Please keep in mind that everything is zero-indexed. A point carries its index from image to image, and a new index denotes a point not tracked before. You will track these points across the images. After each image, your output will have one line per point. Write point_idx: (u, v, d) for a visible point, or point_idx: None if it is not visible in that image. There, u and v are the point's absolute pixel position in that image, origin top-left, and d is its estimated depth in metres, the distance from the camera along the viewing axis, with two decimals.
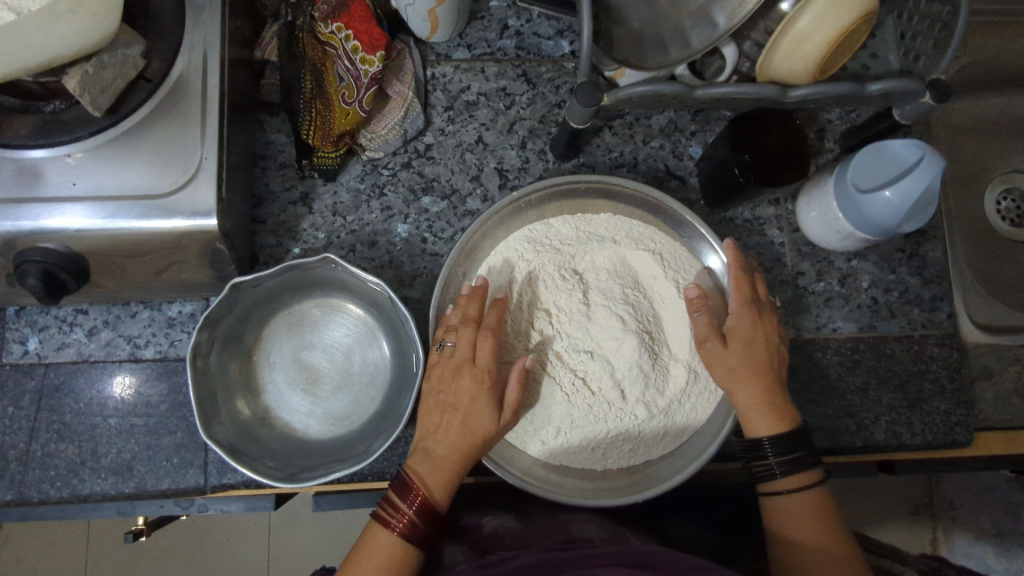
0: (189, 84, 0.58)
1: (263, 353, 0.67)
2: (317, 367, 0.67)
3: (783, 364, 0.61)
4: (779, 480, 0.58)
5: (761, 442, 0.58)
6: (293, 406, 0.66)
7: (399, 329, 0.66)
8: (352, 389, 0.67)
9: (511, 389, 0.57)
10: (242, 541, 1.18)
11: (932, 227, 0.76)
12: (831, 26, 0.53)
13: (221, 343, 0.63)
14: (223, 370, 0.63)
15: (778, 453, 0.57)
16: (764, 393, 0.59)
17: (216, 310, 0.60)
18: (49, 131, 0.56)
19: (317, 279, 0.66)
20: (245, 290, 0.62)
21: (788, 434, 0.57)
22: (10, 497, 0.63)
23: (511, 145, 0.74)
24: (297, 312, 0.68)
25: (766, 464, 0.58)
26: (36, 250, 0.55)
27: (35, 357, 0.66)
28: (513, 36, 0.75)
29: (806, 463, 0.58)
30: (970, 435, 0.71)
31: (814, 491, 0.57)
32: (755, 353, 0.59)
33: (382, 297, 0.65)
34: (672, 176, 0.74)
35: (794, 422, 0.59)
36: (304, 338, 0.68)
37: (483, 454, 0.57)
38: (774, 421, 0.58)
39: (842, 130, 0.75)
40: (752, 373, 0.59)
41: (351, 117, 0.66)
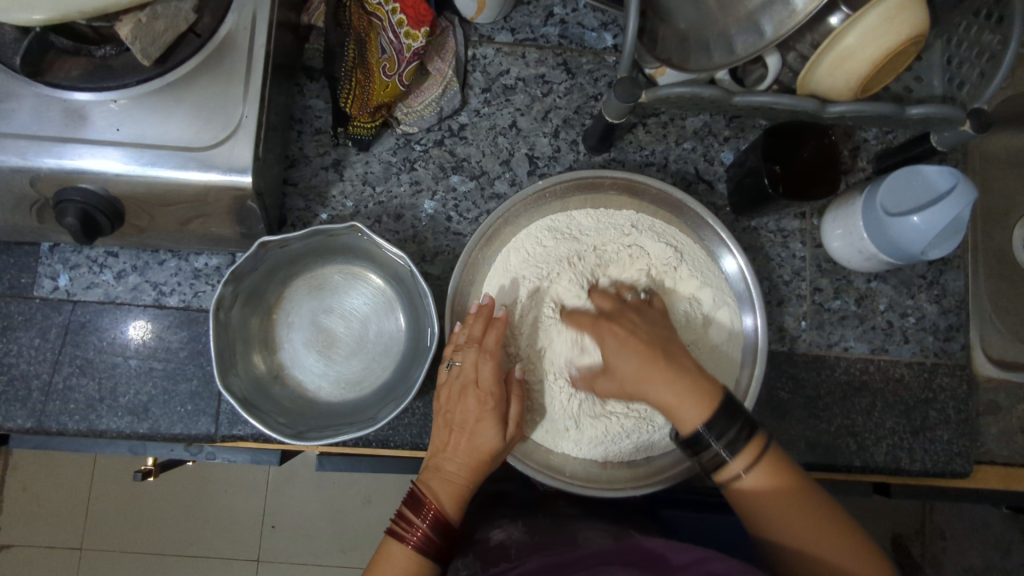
0: (235, 42, 0.59)
1: (283, 313, 0.69)
2: (332, 330, 0.69)
3: (673, 345, 0.55)
4: (731, 464, 0.52)
5: (698, 434, 0.52)
6: (305, 365, 0.67)
7: (416, 303, 0.66)
8: (364, 356, 0.68)
9: (512, 404, 0.59)
10: (241, 491, 1.22)
11: (957, 256, 0.76)
12: (880, 43, 0.53)
13: (244, 299, 0.64)
14: (243, 324, 0.65)
15: (718, 438, 0.51)
16: (670, 378, 0.52)
17: (243, 266, 0.61)
18: (98, 75, 0.57)
19: (342, 246, 0.67)
20: (271, 248, 0.63)
21: (716, 418, 0.51)
22: (29, 425, 0.65)
23: (544, 133, 0.74)
24: (319, 276, 0.70)
25: (712, 454, 0.52)
26: (75, 190, 0.57)
27: (64, 293, 0.68)
28: (557, 24, 0.75)
29: (746, 436, 0.52)
30: (969, 467, 0.71)
31: (767, 453, 0.52)
32: (631, 355, 0.54)
33: (402, 269, 0.66)
34: (700, 179, 0.74)
35: (717, 395, 0.52)
36: (323, 301, 0.69)
37: (492, 469, 0.59)
38: (698, 404, 0.52)
39: (877, 150, 0.75)
40: (645, 362, 0.53)
41: (390, 90, 0.68)
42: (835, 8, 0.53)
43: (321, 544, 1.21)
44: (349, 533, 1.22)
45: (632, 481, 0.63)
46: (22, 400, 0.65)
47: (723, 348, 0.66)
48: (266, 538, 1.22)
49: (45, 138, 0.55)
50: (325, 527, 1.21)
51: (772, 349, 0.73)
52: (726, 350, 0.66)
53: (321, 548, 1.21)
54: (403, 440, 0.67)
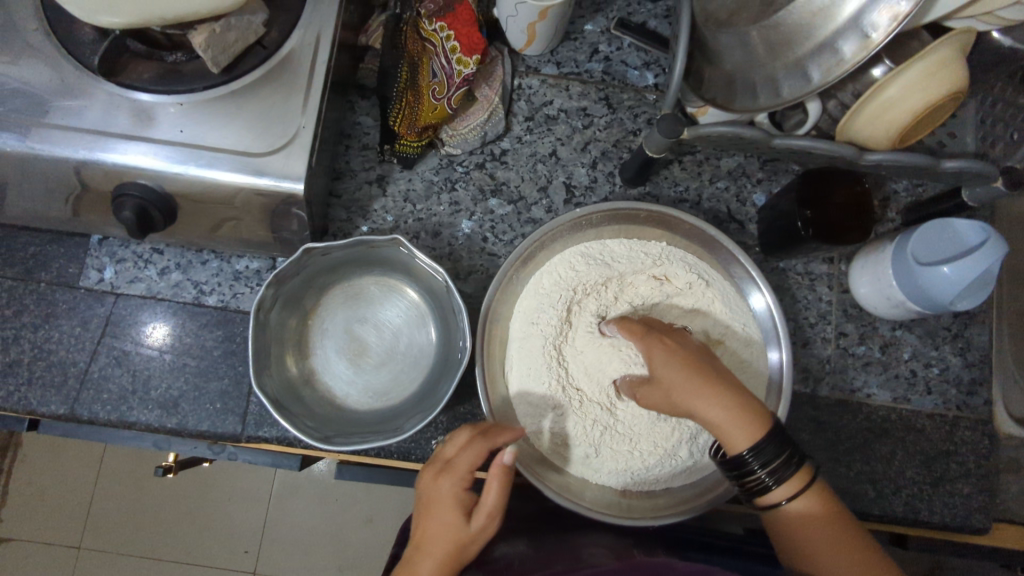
0: (299, 57, 0.62)
1: (317, 320, 0.70)
2: (366, 341, 0.70)
3: (716, 363, 0.54)
4: (775, 490, 0.52)
5: (744, 458, 0.51)
6: (336, 373, 0.69)
7: (449, 319, 0.68)
8: (393, 367, 0.69)
9: (489, 494, 0.51)
10: (247, 499, 1.22)
11: (982, 311, 0.77)
12: (920, 96, 0.55)
13: (283, 302, 0.66)
14: (280, 327, 0.66)
15: (763, 463, 0.51)
16: (722, 395, 0.51)
17: (286, 270, 0.63)
18: (167, 79, 0.60)
19: (382, 258, 0.69)
20: (315, 255, 0.65)
21: (766, 440, 0.51)
22: (61, 412, 0.66)
23: (582, 163, 0.76)
24: (356, 286, 0.71)
25: (755, 479, 0.52)
26: (133, 185, 0.59)
27: (108, 286, 0.70)
28: (601, 60, 0.78)
29: (795, 463, 0.52)
30: (988, 523, 0.71)
31: (812, 484, 0.53)
32: (680, 370, 0.52)
33: (438, 284, 0.67)
34: (732, 219, 0.76)
35: (767, 417, 0.52)
36: (359, 311, 0.71)
37: None
38: (749, 422, 0.51)
39: (907, 202, 0.76)
40: (696, 381, 0.52)
41: (438, 112, 0.70)
42: (879, 60, 0.57)
43: (322, 560, 1.20)
44: (351, 551, 1.21)
45: (652, 510, 0.63)
46: (57, 386, 0.66)
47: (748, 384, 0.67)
48: (267, 549, 1.21)
49: (111, 134, 0.58)
50: (328, 544, 1.21)
51: (795, 390, 0.73)
52: (752, 386, 0.67)
53: (322, 564, 1.20)
54: (425, 453, 0.68)
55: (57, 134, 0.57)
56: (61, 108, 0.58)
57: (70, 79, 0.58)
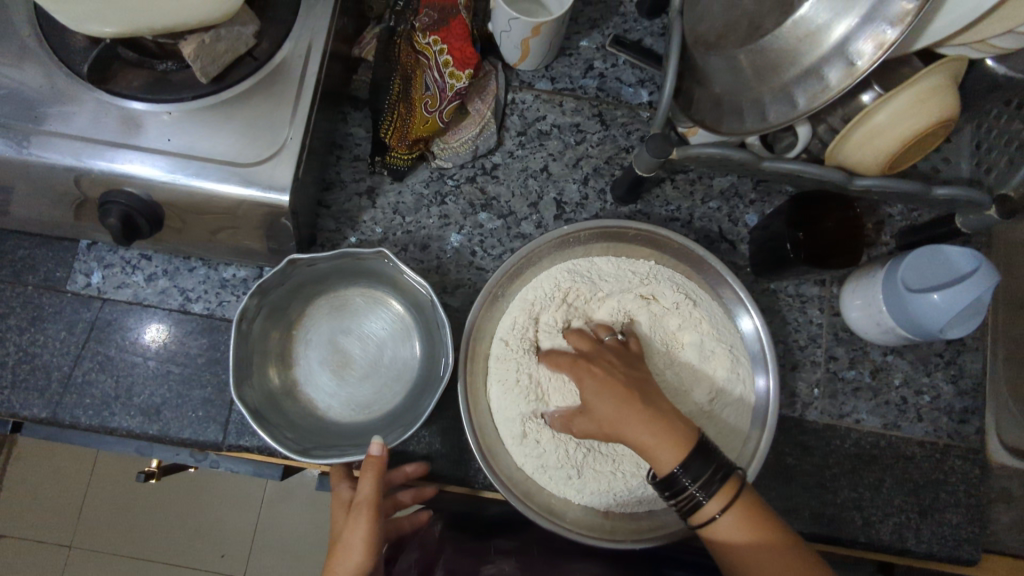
0: (289, 69, 0.62)
1: (302, 330, 0.70)
2: (349, 352, 0.70)
3: (645, 385, 0.56)
4: (706, 506, 0.51)
5: (675, 476, 0.51)
6: (319, 385, 0.68)
7: (434, 333, 0.67)
8: (376, 380, 0.69)
9: (363, 484, 0.56)
10: (236, 503, 1.22)
11: (975, 338, 0.76)
12: (909, 123, 0.54)
13: (267, 311, 0.66)
14: (263, 336, 0.66)
15: (694, 478, 0.51)
16: (649, 420, 0.52)
17: (271, 279, 0.63)
18: (157, 88, 0.60)
19: (369, 271, 0.69)
20: (300, 265, 0.65)
21: (691, 458, 0.51)
22: (43, 416, 0.66)
23: (574, 179, 0.76)
24: (342, 296, 0.71)
25: (688, 496, 0.51)
26: (121, 193, 0.59)
27: (95, 290, 0.70)
28: (596, 76, 0.78)
29: (721, 477, 0.52)
30: (977, 555, 0.70)
31: (742, 494, 0.52)
32: (611, 398, 0.54)
33: (424, 298, 0.67)
34: (724, 239, 0.75)
35: (692, 435, 0.52)
36: (343, 322, 0.71)
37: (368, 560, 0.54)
38: (672, 442, 0.51)
39: (901, 226, 0.75)
40: (621, 406, 0.53)
41: (429, 125, 0.70)
42: (868, 86, 0.56)
43: (310, 567, 1.20)
44: None
45: (637, 533, 0.63)
46: (40, 390, 0.67)
47: (735, 407, 0.66)
48: (256, 554, 1.21)
49: (99, 142, 0.58)
50: (316, 551, 1.20)
51: (783, 414, 0.73)
52: (738, 410, 0.66)
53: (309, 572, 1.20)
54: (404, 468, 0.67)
55: (46, 141, 0.57)
56: (53, 116, 0.58)
57: (61, 86, 0.59)
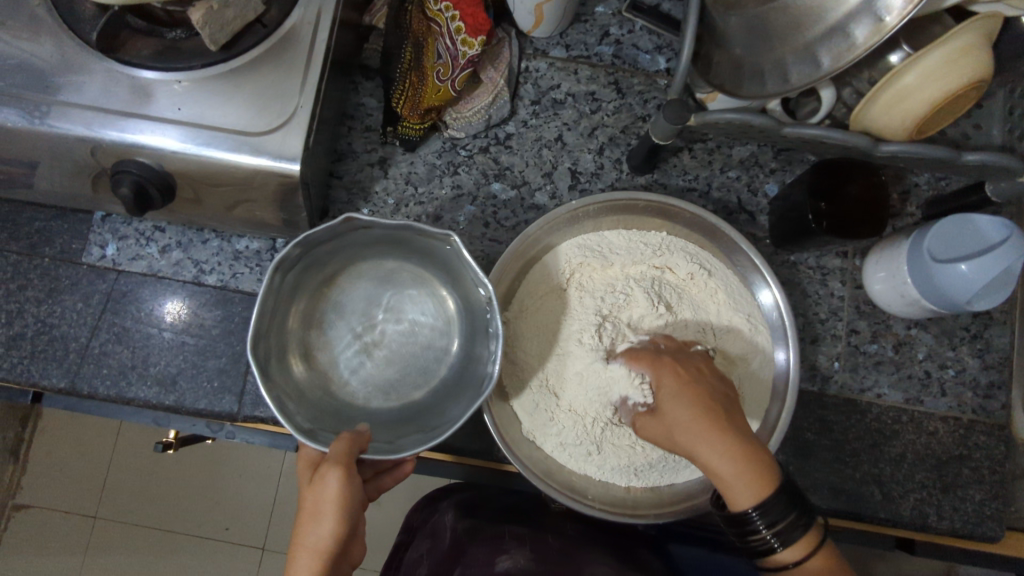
0: (298, 36, 0.61)
1: (335, 291, 0.68)
2: (380, 327, 0.68)
3: (732, 406, 0.51)
4: (782, 552, 0.48)
5: (749, 516, 0.47)
6: (339, 346, 0.67)
7: (476, 344, 0.65)
8: (401, 368, 0.67)
9: (335, 446, 0.52)
10: (255, 477, 1.23)
11: (1003, 311, 0.73)
12: (938, 84, 0.52)
13: (302, 268, 0.63)
14: (294, 292, 0.64)
15: (769, 523, 0.47)
16: (732, 447, 0.48)
17: (319, 236, 0.60)
18: (166, 56, 0.60)
19: (421, 248, 0.65)
20: (354, 229, 0.62)
21: (771, 500, 0.47)
22: (62, 385, 0.67)
23: (589, 149, 0.74)
24: (387, 267, 0.69)
25: (762, 539, 0.48)
26: (132, 163, 0.59)
27: (110, 262, 0.70)
28: (612, 43, 0.76)
29: (802, 526, 0.48)
30: (1001, 532, 0.68)
31: (824, 548, 0.48)
32: (692, 416, 0.49)
33: (479, 303, 0.64)
34: (743, 210, 0.74)
35: (776, 476, 0.48)
36: (382, 294, 0.69)
37: (338, 528, 0.49)
38: (753, 480, 0.47)
39: (928, 196, 0.73)
40: (700, 421, 0.49)
41: (441, 94, 0.68)
42: (896, 46, 0.54)
43: None
44: None
45: (659, 507, 0.62)
46: (59, 360, 0.67)
47: (752, 379, 0.65)
48: (276, 527, 1.23)
49: (109, 111, 0.58)
50: None
51: (802, 388, 0.71)
52: (756, 381, 0.65)
53: None
54: None
55: (56, 110, 0.57)
56: (64, 85, 0.58)
57: (71, 55, 0.58)
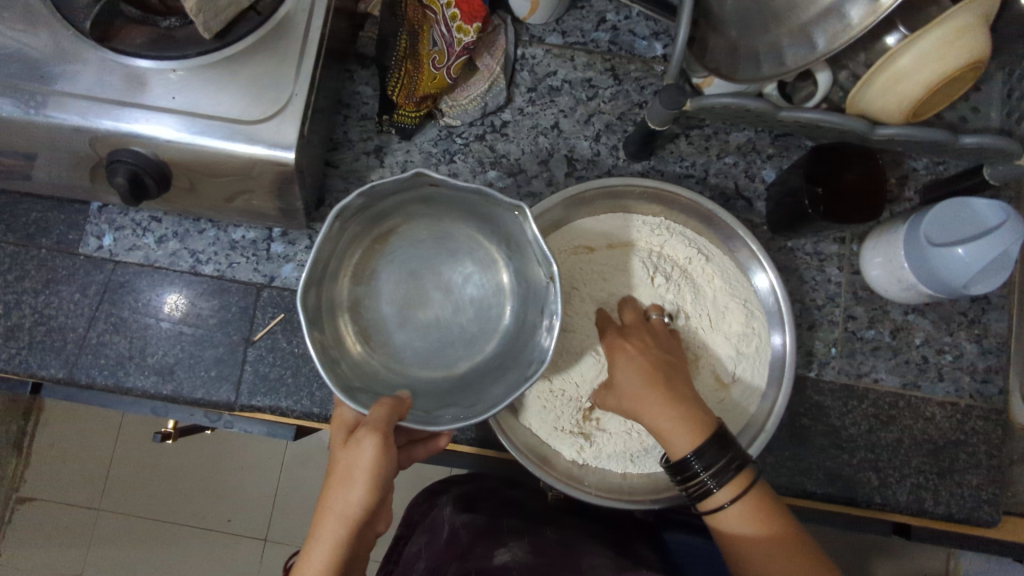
0: (292, 23, 0.60)
1: (390, 246, 0.63)
2: (428, 295, 0.63)
3: (676, 369, 0.57)
4: (718, 493, 0.52)
5: (687, 461, 0.52)
6: (383, 309, 0.62)
7: (528, 324, 0.59)
8: (446, 339, 0.62)
9: (376, 411, 0.50)
10: (257, 468, 1.24)
11: (1001, 296, 0.73)
12: (934, 66, 0.52)
13: (361, 217, 0.58)
14: (348, 242, 0.59)
15: (704, 465, 0.52)
16: (670, 404, 0.54)
17: (388, 185, 0.55)
18: (159, 44, 0.59)
19: (488, 215, 0.60)
20: (420, 185, 0.57)
21: (704, 445, 0.52)
22: (61, 375, 0.67)
23: (585, 136, 0.74)
24: (446, 230, 0.64)
25: (699, 482, 0.53)
26: (127, 152, 0.59)
27: (107, 253, 0.70)
28: (609, 29, 0.75)
29: (735, 468, 0.52)
30: (997, 516, 0.69)
31: (755, 487, 0.53)
32: (637, 377, 0.55)
33: (538, 283, 0.59)
34: (739, 196, 0.74)
35: (710, 426, 0.53)
36: (436, 260, 0.64)
37: (369, 495, 0.47)
38: (688, 430, 0.53)
39: (925, 181, 0.72)
40: (645, 381, 0.55)
41: (437, 82, 0.68)
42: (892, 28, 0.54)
43: None
44: None
45: (657, 491, 0.63)
46: (56, 351, 0.68)
47: (750, 364, 0.65)
48: (277, 517, 1.23)
49: (103, 100, 0.57)
50: None
51: (799, 374, 0.71)
52: (754, 366, 0.65)
53: None
54: None
55: (50, 100, 0.57)
56: (57, 74, 0.57)
57: (64, 44, 0.58)
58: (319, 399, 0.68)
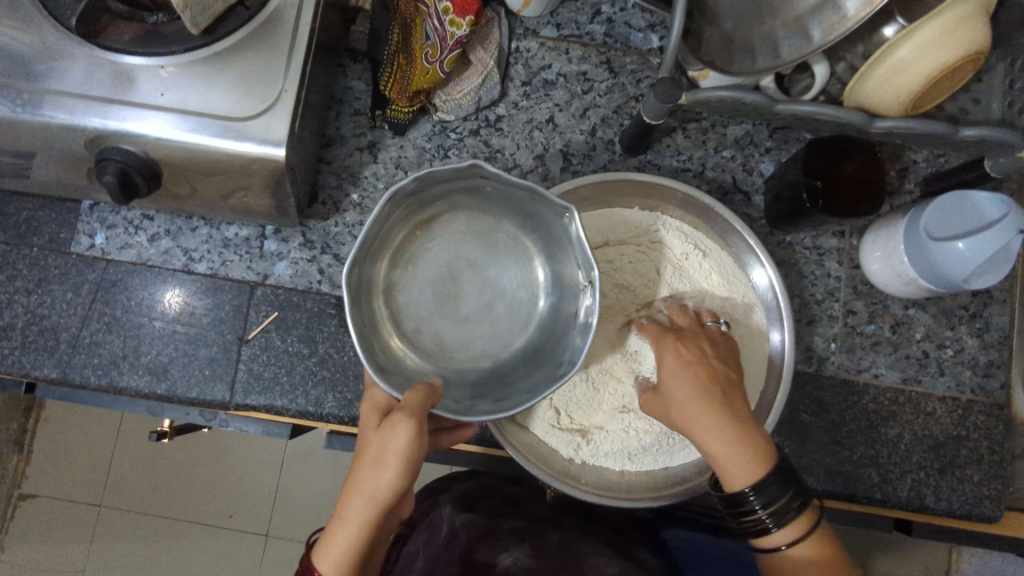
0: (282, 17, 0.59)
1: (428, 234, 0.61)
2: (462, 285, 0.61)
3: (733, 385, 0.55)
4: (775, 533, 0.52)
5: (744, 496, 0.51)
6: (414, 294, 0.61)
7: (561, 321, 0.59)
8: (477, 332, 0.61)
9: (412, 398, 0.49)
10: (257, 465, 1.24)
11: (1002, 289, 0.72)
12: (932, 57, 0.51)
13: (407, 204, 0.57)
14: (390, 227, 0.58)
15: (764, 503, 0.50)
16: (725, 427, 0.52)
17: (442, 174, 0.54)
18: (147, 40, 0.58)
19: (532, 213, 0.59)
20: (472, 175, 0.56)
21: (765, 480, 0.50)
22: (54, 375, 0.67)
23: (580, 130, 0.73)
24: (485, 223, 0.62)
25: (756, 519, 0.51)
26: (116, 150, 0.58)
27: (99, 252, 0.70)
28: (604, 22, 0.74)
29: (797, 507, 0.51)
30: (999, 512, 0.68)
31: (816, 528, 0.52)
32: (694, 395, 0.53)
33: (575, 283, 0.58)
34: (737, 190, 0.73)
35: (770, 457, 0.51)
36: (474, 252, 0.62)
37: (399, 480, 0.48)
38: (748, 461, 0.51)
39: (926, 173, 0.71)
40: (703, 399, 0.53)
41: (430, 76, 0.67)
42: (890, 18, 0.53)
43: None
44: None
45: (655, 490, 0.62)
46: (49, 350, 0.67)
47: (748, 360, 0.65)
48: (278, 514, 1.24)
49: (92, 98, 0.57)
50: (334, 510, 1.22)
51: (797, 370, 0.71)
52: (752, 363, 0.65)
53: None
54: None
55: (37, 98, 0.56)
56: (44, 72, 0.56)
57: (50, 41, 0.57)
58: (313, 397, 0.68)
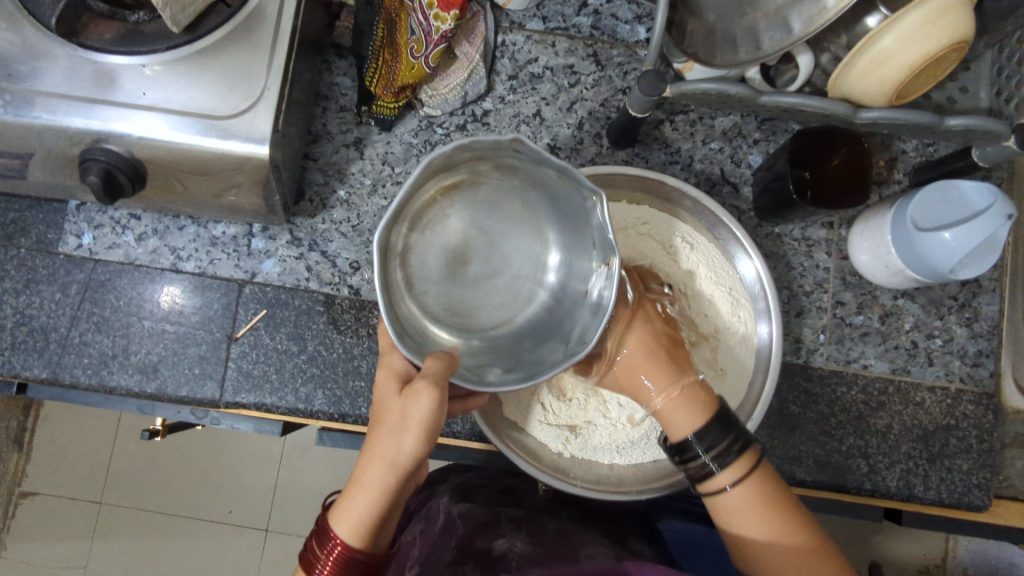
0: (264, 14, 0.59)
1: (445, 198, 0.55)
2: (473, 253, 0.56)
3: (678, 349, 0.58)
4: (719, 474, 0.52)
5: (687, 442, 0.53)
6: (425, 261, 0.56)
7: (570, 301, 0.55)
8: (484, 301, 0.56)
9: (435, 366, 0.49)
10: (254, 461, 1.24)
11: (992, 279, 0.72)
12: (913, 49, 0.50)
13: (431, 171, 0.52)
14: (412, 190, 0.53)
15: (706, 446, 0.52)
16: (669, 383, 0.55)
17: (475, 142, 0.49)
18: (129, 39, 0.58)
19: (555, 193, 0.54)
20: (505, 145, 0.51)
21: (709, 427, 0.52)
22: (44, 375, 0.67)
23: (568, 123, 0.73)
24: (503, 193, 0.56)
25: (699, 464, 0.52)
26: (98, 149, 0.58)
27: (86, 251, 0.70)
28: (591, 14, 0.74)
29: (737, 449, 0.52)
30: (988, 500, 0.68)
31: (757, 470, 0.52)
32: (641, 354, 0.57)
33: (585, 269, 0.54)
34: (725, 182, 0.72)
35: (712, 407, 0.54)
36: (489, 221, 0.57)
37: (420, 445, 0.49)
38: (691, 414, 0.53)
39: (915, 163, 0.71)
40: (649, 358, 0.57)
41: (416, 71, 0.67)
42: (873, 8, 0.52)
43: None
44: None
45: (643, 483, 0.62)
46: (39, 350, 0.67)
47: (736, 352, 0.64)
48: (276, 509, 1.24)
49: (74, 97, 0.56)
50: None
51: (786, 361, 0.71)
52: (740, 355, 0.65)
53: None
54: None
55: (17, 98, 0.56)
56: (25, 72, 0.56)
57: (30, 41, 0.57)
58: (304, 394, 0.68)
